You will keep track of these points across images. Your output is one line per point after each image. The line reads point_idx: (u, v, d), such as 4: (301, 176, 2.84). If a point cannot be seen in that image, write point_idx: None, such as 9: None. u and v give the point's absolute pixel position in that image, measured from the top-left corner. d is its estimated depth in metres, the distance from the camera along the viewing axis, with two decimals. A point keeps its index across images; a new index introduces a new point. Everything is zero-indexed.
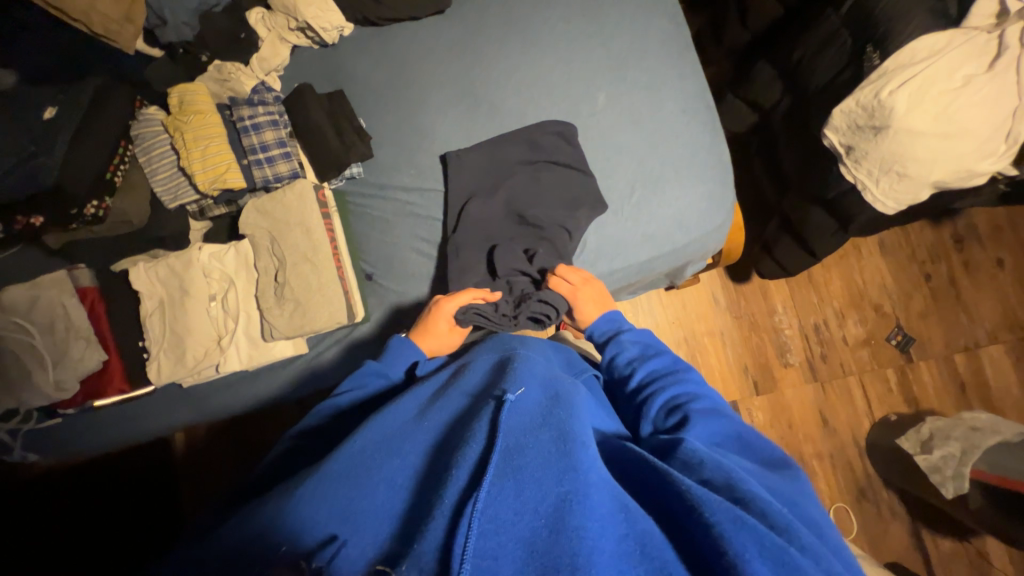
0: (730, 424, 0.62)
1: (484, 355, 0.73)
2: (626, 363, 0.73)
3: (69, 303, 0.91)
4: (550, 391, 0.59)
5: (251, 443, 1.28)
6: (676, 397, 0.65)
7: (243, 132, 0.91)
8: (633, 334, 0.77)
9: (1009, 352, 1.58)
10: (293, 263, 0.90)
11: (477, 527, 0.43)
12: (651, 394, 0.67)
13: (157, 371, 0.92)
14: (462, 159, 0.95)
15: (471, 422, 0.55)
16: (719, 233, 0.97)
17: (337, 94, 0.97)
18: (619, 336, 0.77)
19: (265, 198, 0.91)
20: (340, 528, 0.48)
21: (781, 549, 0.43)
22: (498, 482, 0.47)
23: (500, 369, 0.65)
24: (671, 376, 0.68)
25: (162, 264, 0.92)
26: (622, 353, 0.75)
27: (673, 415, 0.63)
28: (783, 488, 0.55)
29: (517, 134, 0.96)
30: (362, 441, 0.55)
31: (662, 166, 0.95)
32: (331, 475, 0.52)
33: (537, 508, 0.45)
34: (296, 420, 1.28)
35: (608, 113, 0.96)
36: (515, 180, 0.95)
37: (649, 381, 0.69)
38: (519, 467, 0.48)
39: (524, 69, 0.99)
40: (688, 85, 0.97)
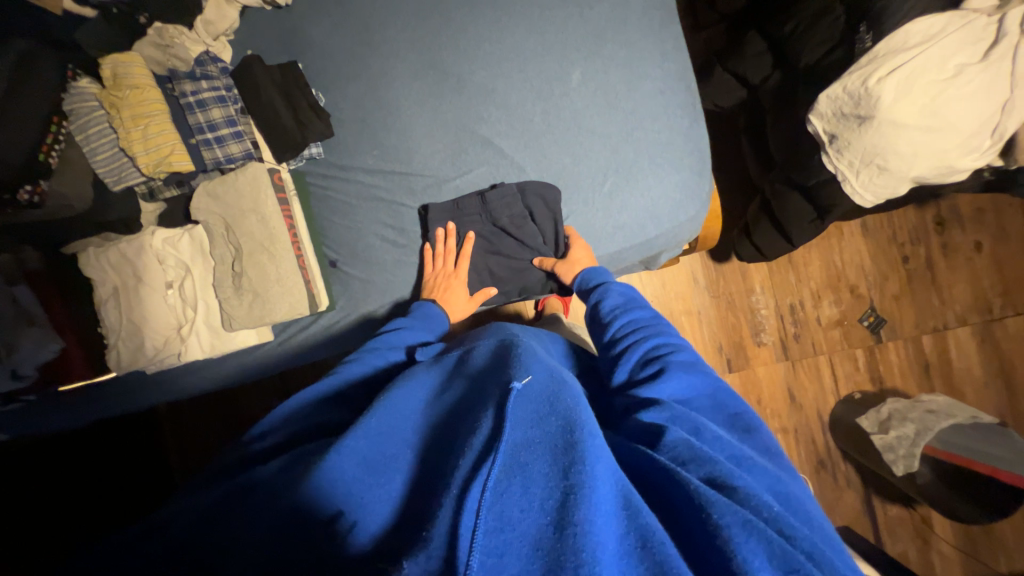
0: (703, 380, 0.63)
1: (486, 337, 0.69)
2: (610, 310, 0.76)
3: (18, 290, 0.87)
4: (557, 374, 0.57)
5: (228, 421, 1.28)
6: (657, 348, 0.67)
7: (187, 109, 0.84)
8: (620, 287, 0.80)
9: (974, 334, 1.62)
10: (250, 252, 0.86)
11: (485, 524, 0.40)
12: (633, 343, 0.69)
13: (117, 360, 0.89)
14: (441, 212, 0.91)
15: (476, 405, 0.54)
16: (693, 224, 0.94)
17: (289, 67, 0.89)
18: (607, 284, 0.80)
19: (217, 181, 0.86)
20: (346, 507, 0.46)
21: (792, 553, 0.39)
22: (504, 477, 0.44)
23: (503, 352, 0.63)
24: (651, 329, 0.71)
25: (112, 249, 0.87)
26: (606, 299, 0.78)
27: (650, 365, 0.64)
28: (772, 471, 0.52)
29: (496, 193, 0.90)
30: (374, 425, 0.54)
31: (638, 151, 0.90)
32: (348, 452, 0.50)
33: (544, 504, 0.42)
34: (271, 397, 1.29)
35: (584, 93, 0.90)
36: (483, 229, 0.93)
37: (630, 331, 0.71)
38: (530, 464, 0.45)
39: (497, 39, 0.92)
40: (671, 64, 0.91)
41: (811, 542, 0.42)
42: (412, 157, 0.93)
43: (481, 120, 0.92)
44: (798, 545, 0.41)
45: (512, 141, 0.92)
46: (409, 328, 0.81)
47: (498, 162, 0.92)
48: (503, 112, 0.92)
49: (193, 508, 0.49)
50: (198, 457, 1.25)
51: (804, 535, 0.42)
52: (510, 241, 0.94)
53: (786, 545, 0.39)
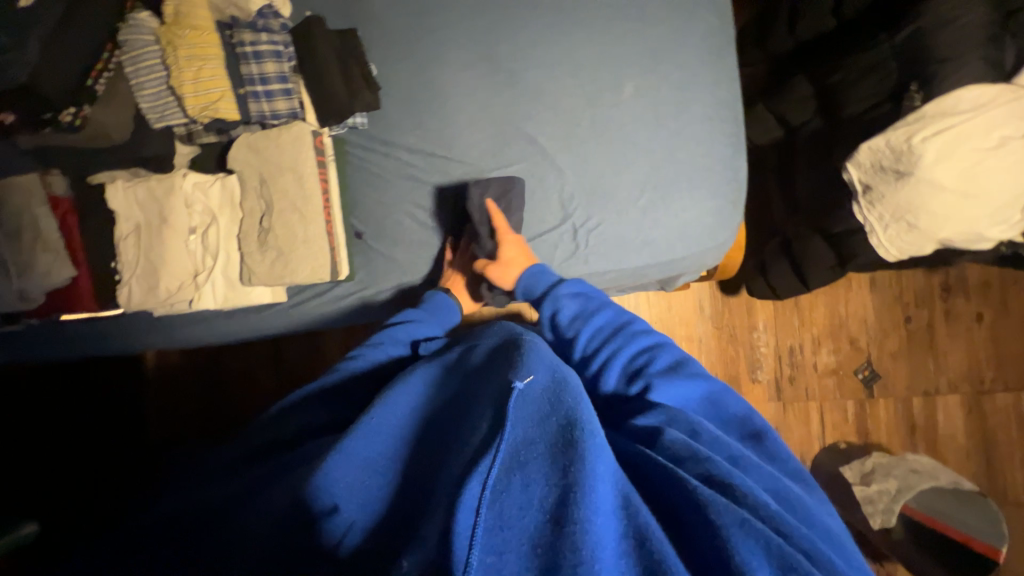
0: (694, 384, 0.64)
1: (489, 335, 0.69)
2: (570, 322, 0.74)
3: (39, 211, 0.86)
4: (558, 374, 0.55)
5: (218, 377, 1.25)
6: (635, 360, 0.67)
7: (241, 59, 0.83)
8: (571, 288, 0.78)
9: (963, 402, 1.64)
10: (280, 210, 0.86)
11: (484, 521, 0.40)
12: (607, 356, 0.69)
13: (128, 297, 0.88)
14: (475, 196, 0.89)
15: (473, 407, 0.54)
16: (718, 251, 0.95)
17: (349, 34, 0.88)
18: (557, 290, 0.78)
19: (259, 135, 0.86)
20: (343, 505, 0.49)
21: (789, 552, 0.40)
22: (504, 475, 0.44)
23: (505, 348, 0.61)
24: (619, 335, 0.71)
25: (142, 186, 0.87)
26: (562, 309, 0.76)
27: (634, 379, 0.65)
28: (769, 470, 0.52)
29: (488, 188, 0.89)
30: (372, 424, 0.55)
31: (677, 172, 0.91)
32: (348, 455, 0.51)
33: (543, 502, 0.42)
34: (263, 360, 1.27)
35: (633, 107, 0.91)
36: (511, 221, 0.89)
37: (597, 344, 0.71)
38: (529, 463, 0.45)
39: (556, 39, 0.92)
40: (721, 93, 0.93)
41: (808, 540, 0.43)
42: (453, 143, 0.93)
43: (527, 117, 0.92)
44: (794, 542, 0.42)
45: (555, 142, 0.92)
46: (414, 323, 0.81)
47: (538, 161, 0.92)
48: (551, 113, 0.92)
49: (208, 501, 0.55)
50: (183, 409, 1.23)
51: (801, 533, 0.43)
52: (544, 238, 0.92)
53: (785, 546, 0.40)
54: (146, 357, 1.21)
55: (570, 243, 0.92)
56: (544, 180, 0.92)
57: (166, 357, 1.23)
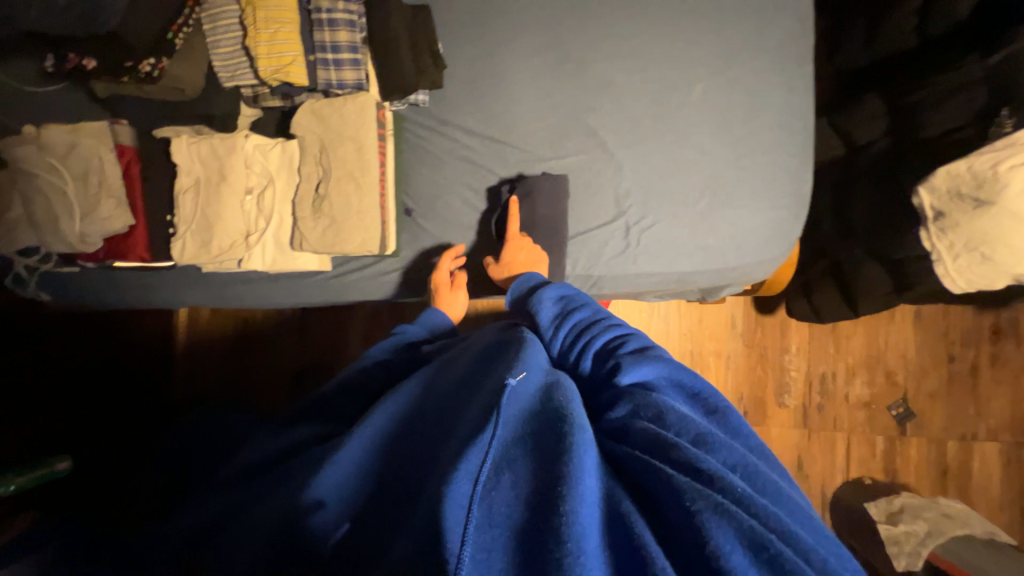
0: (659, 365, 0.55)
1: (487, 333, 0.66)
2: (544, 323, 0.67)
3: (105, 157, 0.88)
4: (552, 375, 0.52)
5: (244, 341, 1.29)
6: (606, 345, 0.60)
7: (315, 25, 0.83)
8: (553, 290, 0.70)
9: (1001, 452, 1.57)
10: (337, 178, 0.86)
11: (475, 519, 0.39)
12: (580, 347, 0.62)
13: (181, 250, 0.90)
14: (531, 183, 0.87)
15: (463, 407, 0.51)
16: (769, 265, 0.93)
17: (422, 9, 0.88)
18: (538, 292, 0.70)
19: (324, 103, 0.86)
20: (333, 503, 0.50)
21: (762, 535, 0.36)
22: (493, 474, 0.41)
23: (505, 344, 0.58)
24: (593, 325, 0.63)
25: (205, 142, 0.88)
26: (540, 310, 0.68)
27: (605, 363, 0.57)
28: (735, 444, 0.45)
29: (515, 189, 0.89)
30: (370, 426, 0.53)
31: (738, 179, 0.89)
32: (341, 462, 0.51)
33: (529, 496, 0.40)
34: (291, 328, 1.29)
35: (700, 107, 0.89)
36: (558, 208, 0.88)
37: (573, 337, 0.63)
38: (519, 461, 0.43)
39: (627, 31, 0.90)
40: (793, 101, 0.90)
41: (776, 517, 0.38)
42: (512, 129, 0.93)
43: (589, 109, 0.91)
44: (768, 524, 0.38)
45: (615, 136, 0.90)
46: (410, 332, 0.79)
47: (596, 154, 0.91)
48: (614, 106, 0.90)
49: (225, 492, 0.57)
50: (211, 370, 1.28)
51: (773, 511, 0.39)
52: (595, 233, 0.90)
53: (758, 526, 0.37)
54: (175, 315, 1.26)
55: (621, 241, 0.90)
56: (600, 174, 0.91)
57: (195, 317, 1.27)
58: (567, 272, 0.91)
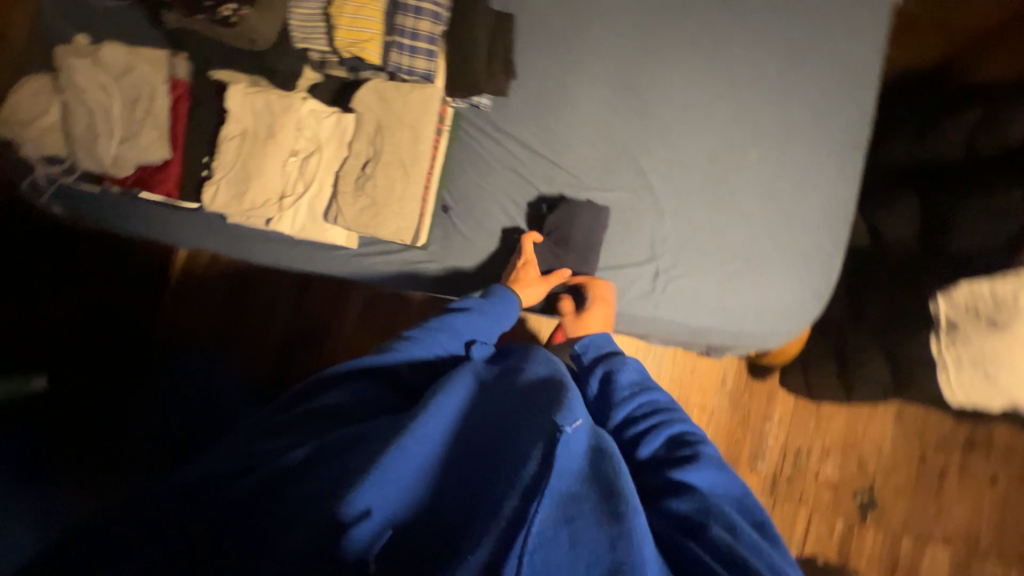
0: (733, 479, 0.59)
1: (537, 360, 0.63)
2: (626, 385, 0.69)
3: (159, 87, 0.88)
4: (597, 434, 0.52)
5: (241, 299, 1.25)
6: (685, 434, 0.64)
7: (400, 9, 0.84)
8: (636, 360, 0.73)
9: (952, 559, 1.60)
10: (386, 162, 0.85)
11: (527, 564, 0.39)
12: (658, 424, 0.65)
13: (212, 196, 0.89)
14: (569, 209, 0.89)
15: (525, 436, 0.48)
16: (786, 338, 0.93)
17: (505, 18, 0.89)
18: (622, 354, 0.72)
19: (390, 86, 0.86)
20: (382, 509, 0.42)
21: None
22: (551, 524, 0.42)
23: (552, 381, 0.56)
24: (670, 410, 0.67)
25: (262, 96, 0.87)
26: (621, 372, 0.70)
27: (682, 450, 0.61)
28: None
29: (557, 209, 0.89)
30: (421, 431, 0.48)
31: (772, 250, 0.91)
32: (403, 459, 0.45)
33: (590, 566, 0.40)
34: (292, 296, 1.25)
35: (750, 173, 0.91)
36: (593, 238, 0.89)
37: (653, 411, 0.67)
38: (578, 517, 0.43)
39: (695, 85, 0.92)
40: (840, 187, 0.92)
41: None
42: (566, 152, 0.93)
43: (644, 151, 0.92)
44: None
45: (664, 182, 0.92)
46: (471, 312, 0.73)
47: (641, 195, 0.92)
48: (668, 153, 0.92)
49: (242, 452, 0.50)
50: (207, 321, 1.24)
51: None
52: (624, 271, 0.91)
53: None
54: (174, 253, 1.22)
55: (648, 284, 0.91)
56: (643, 215, 0.91)
57: (195, 258, 1.24)
58: None
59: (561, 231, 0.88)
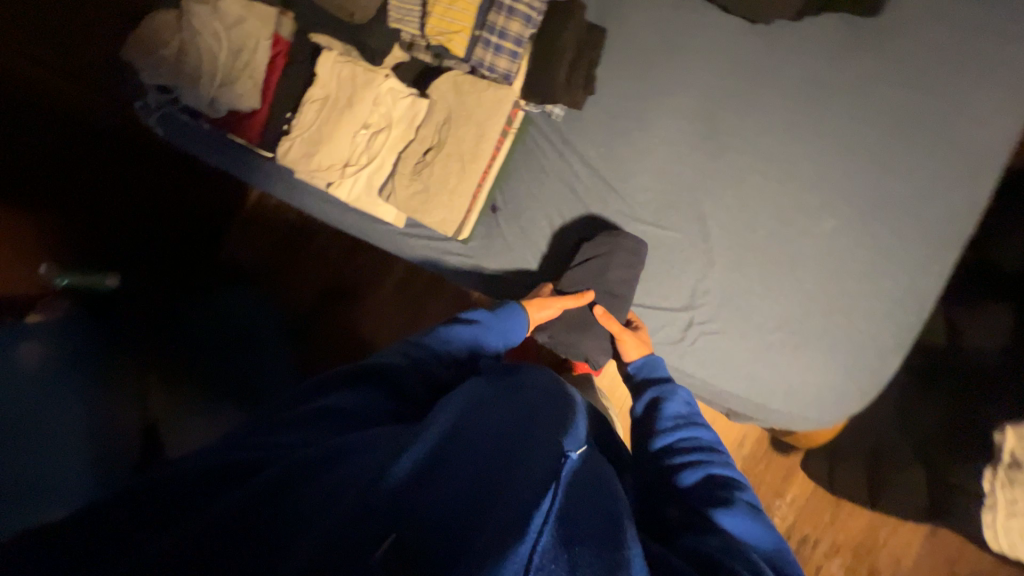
0: (768, 536, 0.54)
1: (544, 373, 0.62)
2: (672, 415, 0.69)
3: (262, 42, 0.94)
4: (594, 461, 0.50)
5: (291, 249, 1.29)
6: (725, 479, 0.60)
7: (495, 7, 0.84)
8: (688, 394, 0.73)
9: None
10: (447, 152, 0.87)
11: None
12: (696, 461, 0.62)
13: (286, 151, 0.94)
14: (610, 240, 0.86)
15: (537, 447, 0.45)
16: (815, 426, 0.86)
17: (597, 32, 0.87)
18: (674, 384, 0.73)
19: (469, 80, 0.86)
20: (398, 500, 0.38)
21: None
22: (556, 541, 0.39)
23: (559, 398, 0.55)
24: (713, 451, 0.64)
25: (350, 67, 0.92)
26: (669, 401, 0.71)
27: (719, 493, 0.58)
28: None
29: (595, 240, 0.87)
30: (438, 432, 0.44)
31: (824, 330, 0.83)
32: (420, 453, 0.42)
33: None
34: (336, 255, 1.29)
35: (821, 243, 0.84)
36: (628, 273, 0.86)
37: (692, 447, 0.64)
38: (577, 543, 0.39)
39: (782, 137, 0.86)
40: (923, 280, 0.83)
41: None
42: (627, 178, 0.91)
43: (709, 194, 0.88)
44: None
45: (722, 231, 0.86)
46: (478, 323, 0.72)
47: (695, 239, 0.87)
48: (735, 202, 0.87)
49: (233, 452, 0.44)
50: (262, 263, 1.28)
51: None
52: (656, 313, 0.88)
53: None
54: (247, 195, 1.28)
55: (678, 332, 0.87)
56: (690, 262, 0.87)
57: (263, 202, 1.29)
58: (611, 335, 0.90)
59: (595, 264, 0.85)
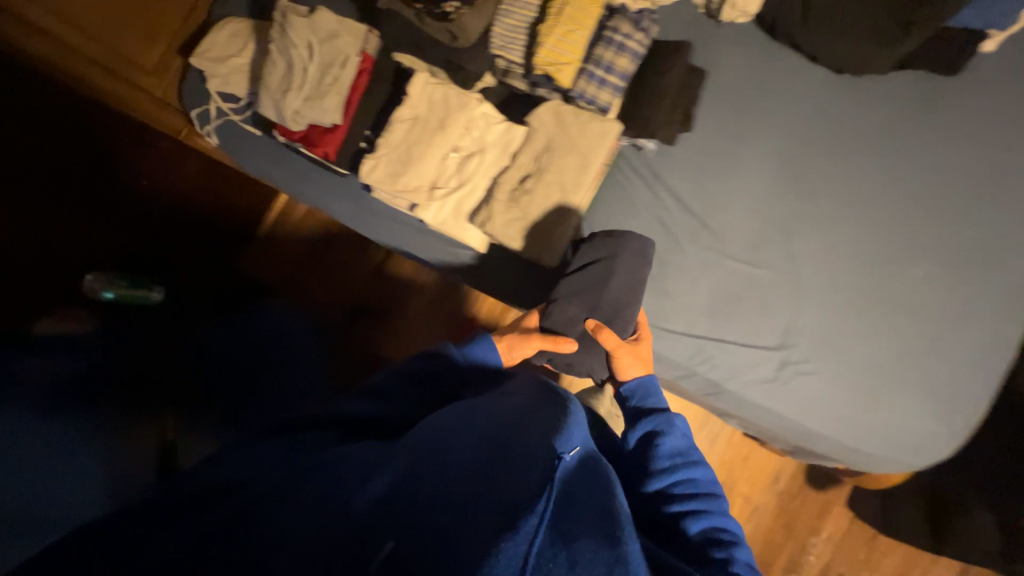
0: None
1: (521, 380, 0.64)
2: (669, 455, 0.67)
3: (351, 56, 0.90)
4: (585, 451, 0.51)
5: (313, 262, 1.19)
6: (720, 529, 0.62)
7: (603, 42, 0.85)
8: (684, 425, 0.71)
9: None
10: (548, 181, 0.86)
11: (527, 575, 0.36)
12: (696, 512, 0.63)
13: (370, 170, 0.90)
14: (615, 239, 0.87)
15: (517, 445, 0.47)
16: (899, 468, 0.86)
17: (697, 72, 0.89)
18: (671, 417, 0.71)
19: (570, 110, 0.86)
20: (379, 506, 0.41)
21: None
22: (548, 534, 0.39)
23: (546, 398, 0.56)
24: (711, 497, 0.65)
25: (444, 89, 0.89)
26: (667, 436, 0.69)
27: (719, 549, 0.60)
28: None
29: (595, 243, 0.87)
30: (417, 449, 0.47)
31: (915, 374, 0.85)
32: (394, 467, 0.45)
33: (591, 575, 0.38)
34: (365, 274, 1.20)
35: (908, 287, 0.86)
36: (628, 273, 0.85)
37: (692, 495, 0.64)
38: (578, 538, 0.40)
39: (868, 183, 0.89)
40: (1007, 329, 0.85)
41: None
42: (717, 215, 0.91)
43: (799, 234, 0.89)
44: None
45: (812, 271, 0.88)
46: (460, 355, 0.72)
47: (786, 278, 0.88)
48: (824, 244, 0.88)
49: (218, 474, 0.48)
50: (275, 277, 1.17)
51: None
52: (749, 351, 0.87)
53: None
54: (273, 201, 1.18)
55: (772, 371, 0.86)
56: (783, 301, 0.87)
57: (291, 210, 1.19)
58: (700, 371, 0.88)
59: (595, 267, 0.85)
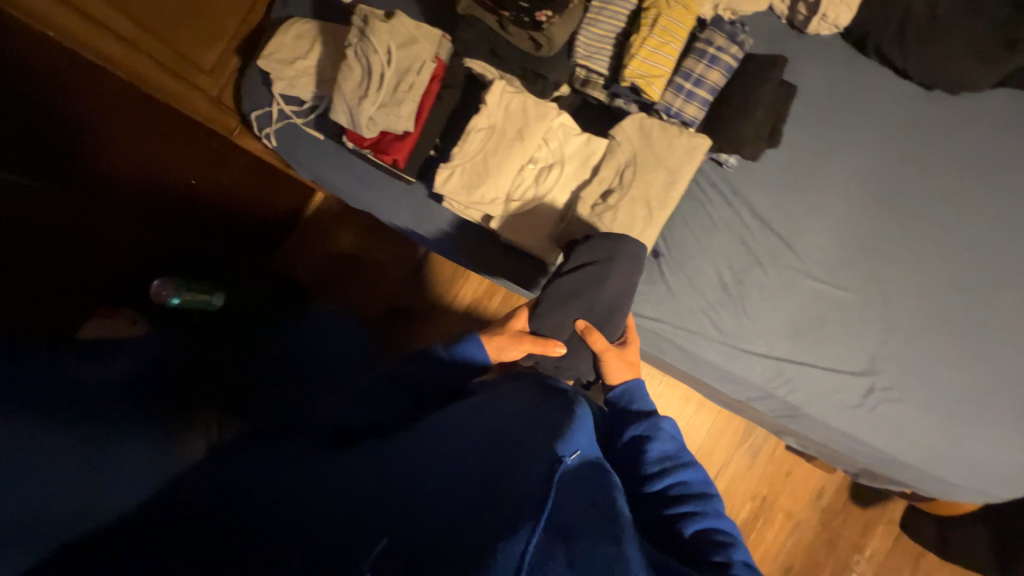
0: None
1: (515, 381, 0.63)
2: (658, 459, 0.64)
3: (429, 63, 0.88)
4: (584, 456, 0.52)
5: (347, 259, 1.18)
6: (715, 530, 0.57)
7: (695, 55, 0.83)
8: (671, 425, 0.67)
9: None
10: (632, 197, 0.83)
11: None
12: (691, 515, 0.58)
13: (444, 180, 0.87)
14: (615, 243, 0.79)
15: (518, 455, 0.46)
16: (978, 495, 0.84)
17: (786, 87, 0.87)
18: (656, 417, 0.67)
19: (657, 123, 0.84)
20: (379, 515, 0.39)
21: None
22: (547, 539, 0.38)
23: (547, 406, 0.56)
24: (704, 498, 0.61)
25: (524, 98, 0.87)
26: (655, 441, 0.65)
27: (715, 551, 0.54)
28: None
29: (592, 244, 0.79)
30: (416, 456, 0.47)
31: (1001, 402, 0.83)
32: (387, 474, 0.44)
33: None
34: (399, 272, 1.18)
35: (995, 312, 0.84)
36: (622, 276, 0.79)
37: (685, 497, 0.60)
38: (574, 538, 0.40)
39: (957, 205, 0.87)
40: None
41: None
42: (798, 232, 0.88)
43: (882, 254, 0.86)
44: None
45: (897, 293, 0.85)
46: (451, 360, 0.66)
47: (869, 300, 0.86)
48: (910, 265, 0.86)
49: (209, 475, 0.45)
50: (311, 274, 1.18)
51: None
52: (831, 375, 0.85)
53: None
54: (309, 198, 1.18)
55: (857, 397, 0.84)
56: (867, 324, 0.85)
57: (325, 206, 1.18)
58: (778, 394, 0.86)
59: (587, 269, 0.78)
